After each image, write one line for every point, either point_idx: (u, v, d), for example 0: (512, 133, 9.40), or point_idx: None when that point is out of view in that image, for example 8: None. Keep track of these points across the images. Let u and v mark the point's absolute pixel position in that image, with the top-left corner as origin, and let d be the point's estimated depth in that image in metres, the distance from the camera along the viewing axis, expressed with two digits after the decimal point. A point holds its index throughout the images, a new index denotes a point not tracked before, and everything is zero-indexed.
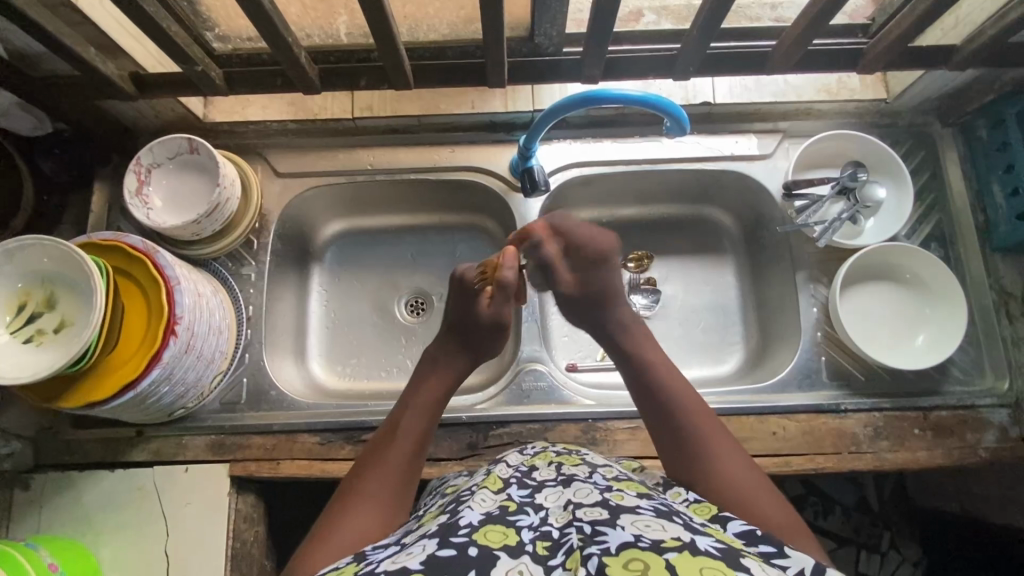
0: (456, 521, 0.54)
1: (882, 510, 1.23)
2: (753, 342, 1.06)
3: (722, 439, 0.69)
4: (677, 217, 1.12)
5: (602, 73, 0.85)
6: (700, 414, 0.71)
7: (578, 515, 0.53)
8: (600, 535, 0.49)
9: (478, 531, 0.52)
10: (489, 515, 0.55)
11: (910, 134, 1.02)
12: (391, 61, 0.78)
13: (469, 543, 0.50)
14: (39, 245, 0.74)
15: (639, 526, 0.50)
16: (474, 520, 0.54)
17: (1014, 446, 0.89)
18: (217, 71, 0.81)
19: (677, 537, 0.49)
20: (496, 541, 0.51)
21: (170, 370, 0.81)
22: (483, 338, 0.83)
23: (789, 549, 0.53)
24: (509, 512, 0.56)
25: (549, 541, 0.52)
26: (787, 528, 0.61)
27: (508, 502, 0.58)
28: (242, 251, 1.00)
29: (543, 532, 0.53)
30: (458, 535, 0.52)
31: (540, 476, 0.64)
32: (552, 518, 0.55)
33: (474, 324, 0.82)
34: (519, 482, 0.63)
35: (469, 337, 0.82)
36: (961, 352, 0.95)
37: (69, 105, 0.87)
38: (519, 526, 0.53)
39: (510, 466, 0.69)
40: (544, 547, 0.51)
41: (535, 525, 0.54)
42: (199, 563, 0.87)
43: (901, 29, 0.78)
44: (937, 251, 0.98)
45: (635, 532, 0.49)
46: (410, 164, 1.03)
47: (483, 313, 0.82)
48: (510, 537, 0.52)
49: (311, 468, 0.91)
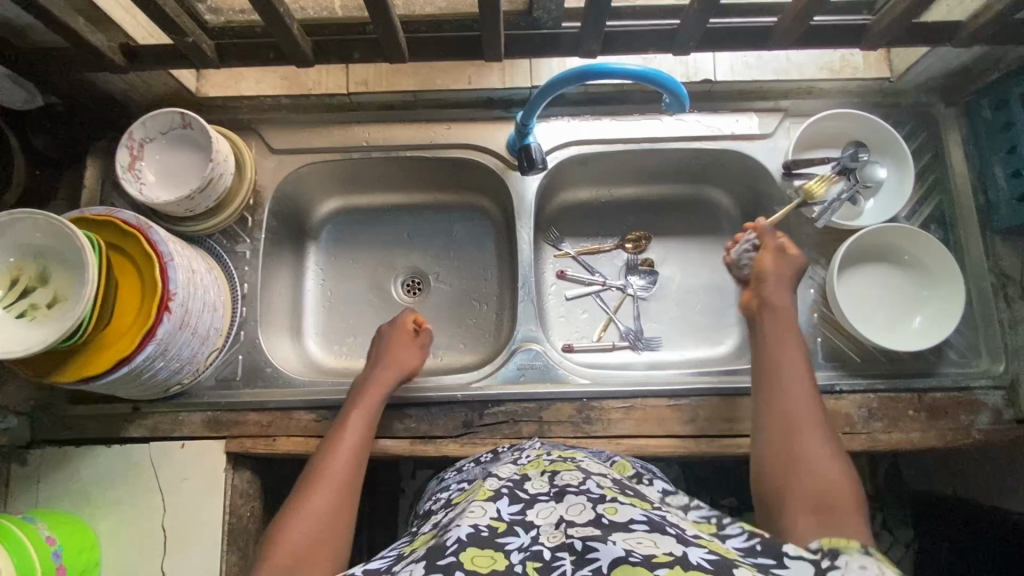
0: (445, 541, 0.55)
1: (875, 492, 1.24)
2: (750, 324, 1.06)
3: (812, 428, 0.72)
4: (676, 198, 1.11)
5: (601, 47, 0.83)
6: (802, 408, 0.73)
7: (570, 533, 0.54)
8: (592, 552, 0.51)
9: (466, 554, 0.52)
10: (477, 533, 0.55)
11: (912, 114, 1.00)
12: (385, 33, 0.77)
13: (456, 566, 0.51)
14: (30, 219, 0.73)
15: (630, 542, 0.52)
16: (461, 537, 0.55)
17: (1007, 428, 0.89)
18: (208, 43, 0.80)
19: (670, 552, 0.51)
20: (484, 566, 0.51)
21: (165, 346, 0.81)
22: (407, 356, 0.91)
23: (790, 559, 0.55)
24: (498, 534, 0.56)
25: (540, 561, 0.52)
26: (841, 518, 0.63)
27: (497, 521, 0.57)
28: (237, 228, 0.99)
29: (534, 552, 0.53)
30: (445, 557, 0.52)
31: (533, 488, 0.64)
32: (544, 537, 0.55)
33: (401, 344, 0.92)
34: (511, 495, 0.62)
35: (400, 353, 0.91)
36: (958, 334, 0.94)
37: (59, 78, 0.85)
38: (508, 550, 0.54)
39: (501, 477, 0.68)
40: (535, 569, 0.51)
41: (525, 546, 0.54)
42: (195, 537, 0.88)
43: (905, 4, 0.76)
44: (936, 233, 0.97)
45: (626, 546, 0.51)
46: (406, 141, 1.02)
47: (404, 335, 0.93)
48: (499, 561, 0.52)
49: (306, 445, 0.91)
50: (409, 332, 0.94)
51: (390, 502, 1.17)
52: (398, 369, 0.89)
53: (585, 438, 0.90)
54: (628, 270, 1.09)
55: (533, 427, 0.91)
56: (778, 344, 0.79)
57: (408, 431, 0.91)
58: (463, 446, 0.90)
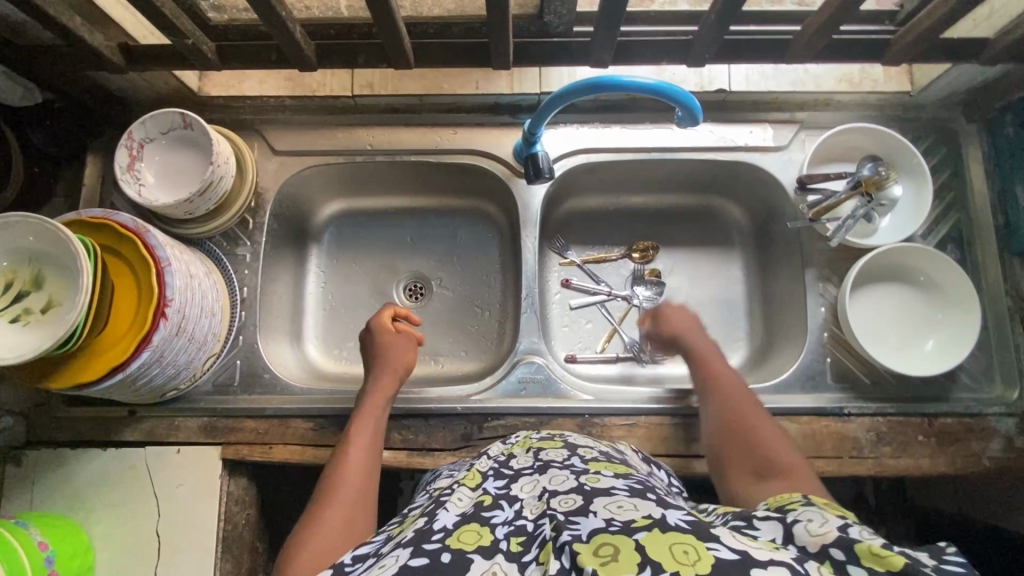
0: (432, 526, 0.53)
1: (877, 506, 1.23)
2: (757, 339, 1.04)
3: (760, 419, 0.75)
4: (686, 208, 1.09)
5: (613, 57, 0.80)
6: (746, 404, 0.77)
7: (552, 503, 0.53)
8: (573, 522, 0.49)
9: (452, 536, 0.51)
10: (464, 516, 0.55)
11: (933, 129, 0.97)
12: (390, 39, 0.75)
13: (443, 549, 0.49)
14: (23, 222, 0.72)
15: (610, 509, 0.50)
16: (449, 524, 0.53)
17: (1019, 456, 0.87)
18: (209, 44, 0.77)
19: (649, 515, 0.49)
20: (470, 543, 0.50)
21: (160, 353, 0.80)
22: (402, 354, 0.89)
23: (760, 519, 0.53)
24: (484, 508, 0.55)
25: (523, 535, 0.51)
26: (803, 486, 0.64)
27: (485, 497, 0.58)
28: (238, 231, 0.97)
29: (518, 527, 0.52)
30: (431, 542, 0.50)
31: (517, 464, 0.65)
32: (527, 510, 0.54)
33: (392, 343, 0.89)
34: (496, 474, 0.63)
35: (396, 350, 0.89)
36: (972, 358, 0.92)
37: (58, 76, 0.84)
38: (494, 524, 0.53)
39: (489, 458, 0.69)
40: (519, 542, 0.50)
41: (510, 520, 0.53)
42: (189, 543, 0.87)
43: (932, 20, 0.73)
44: (953, 253, 0.94)
45: (606, 516, 0.49)
46: (411, 145, 1.00)
47: (389, 335, 0.90)
48: (484, 537, 0.51)
49: (303, 454, 0.90)
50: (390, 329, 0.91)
51: (388, 506, 1.16)
52: (394, 370, 0.87)
53: None
54: (634, 280, 1.07)
55: None
56: (714, 359, 0.84)
57: (405, 443, 0.90)
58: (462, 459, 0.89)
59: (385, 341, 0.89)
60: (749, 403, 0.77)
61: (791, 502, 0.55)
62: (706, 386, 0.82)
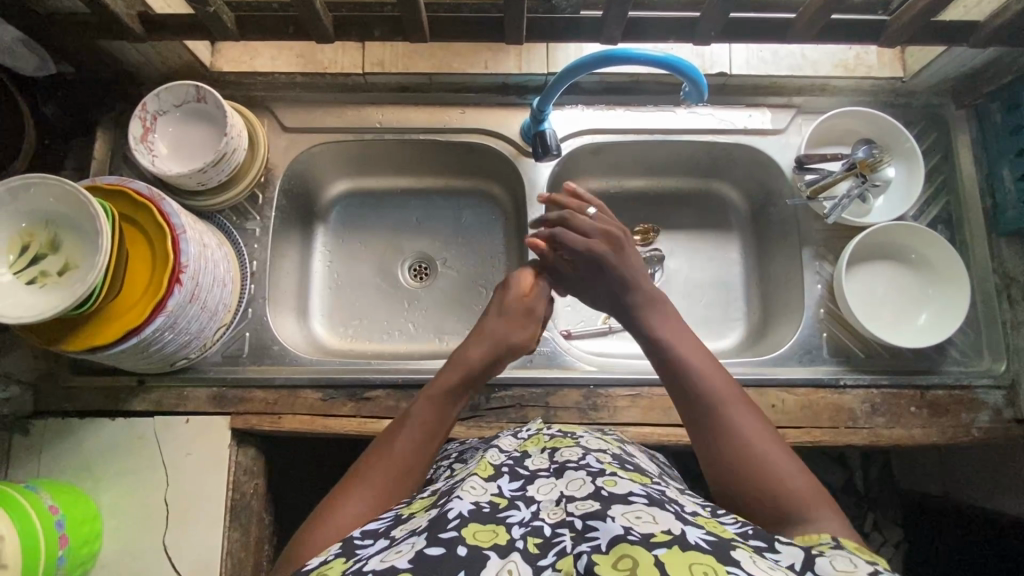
0: (445, 513, 0.54)
1: (866, 490, 1.25)
2: (754, 318, 1.07)
3: (738, 403, 0.68)
4: (686, 191, 1.12)
5: (622, 34, 0.83)
6: (724, 388, 0.70)
7: (570, 509, 0.54)
8: (591, 531, 0.50)
9: (467, 528, 0.52)
10: (479, 508, 0.55)
11: (923, 115, 1.01)
12: (408, 10, 0.77)
13: (458, 541, 0.50)
14: (44, 184, 0.73)
15: (629, 518, 0.51)
16: (463, 511, 0.54)
17: (1006, 427, 0.91)
18: (229, 14, 0.79)
19: (669, 530, 0.50)
20: (486, 541, 0.51)
21: (174, 319, 0.80)
22: (513, 331, 0.82)
23: (781, 543, 0.53)
24: (500, 509, 0.56)
25: (540, 537, 0.52)
26: (811, 500, 0.60)
27: (499, 496, 0.57)
28: (247, 205, 0.99)
29: (534, 528, 0.53)
30: (447, 531, 0.51)
31: (532, 464, 0.64)
32: (544, 513, 0.55)
33: (512, 314, 0.83)
34: (511, 473, 0.62)
35: (502, 328, 0.81)
36: (961, 333, 0.96)
37: (74, 44, 0.85)
38: (509, 523, 0.53)
39: (501, 451, 0.68)
40: (536, 544, 0.51)
41: (526, 520, 0.54)
42: (198, 511, 0.88)
43: (926, 3, 0.77)
44: (942, 233, 0.98)
45: (625, 524, 0.50)
46: (420, 124, 1.02)
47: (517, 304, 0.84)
48: (500, 536, 0.52)
49: (312, 423, 0.91)
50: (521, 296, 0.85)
51: None
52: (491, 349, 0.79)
53: (591, 424, 0.91)
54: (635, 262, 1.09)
55: (539, 412, 0.91)
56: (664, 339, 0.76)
57: None
58: (470, 429, 0.90)
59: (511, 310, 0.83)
60: (726, 384, 0.70)
61: (820, 542, 0.55)
62: (668, 369, 0.73)
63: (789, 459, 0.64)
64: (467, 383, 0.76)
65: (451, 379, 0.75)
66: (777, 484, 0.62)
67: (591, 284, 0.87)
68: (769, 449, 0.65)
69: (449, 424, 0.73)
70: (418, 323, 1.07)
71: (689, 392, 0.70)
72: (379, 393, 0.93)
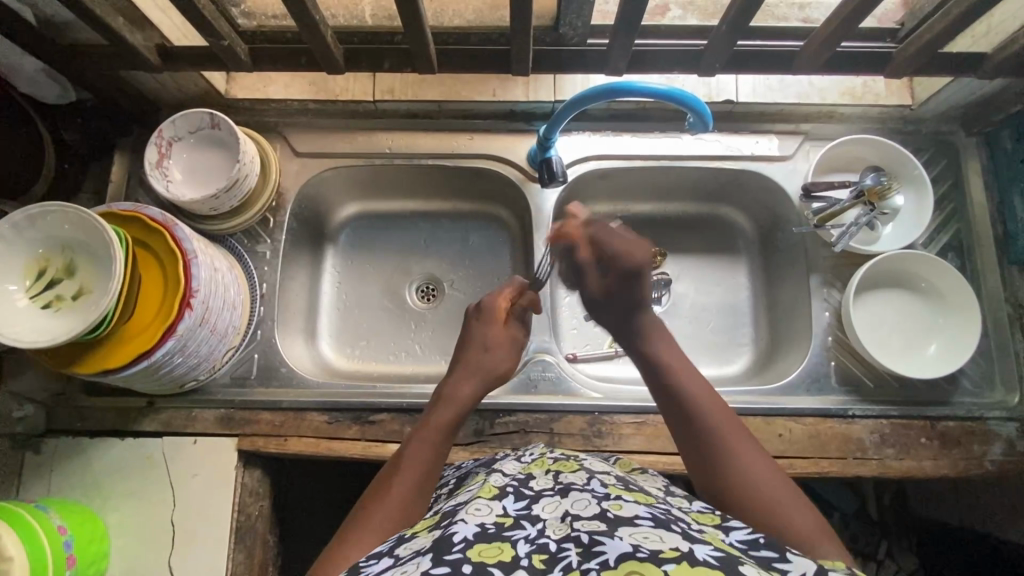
0: (451, 536, 0.54)
1: (881, 519, 1.22)
2: (762, 345, 1.06)
3: (739, 434, 0.69)
4: (693, 215, 1.12)
5: (628, 65, 0.85)
6: (721, 414, 0.70)
7: (576, 527, 0.54)
8: (598, 546, 0.50)
9: (473, 548, 0.52)
10: (485, 530, 0.55)
11: (932, 142, 1.01)
12: (417, 43, 0.79)
13: (464, 560, 0.51)
14: (61, 212, 0.75)
15: (637, 538, 0.51)
16: (469, 533, 0.54)
17: (1021, 459, 0.89)
18: (243, 46, 0.82)
19: (676, 548, 0.50)
20: (491, 557, 0.51)
21: (184, 342, 0.81)
22: (497, 359, 0.84)
23: (793, 553, 0.53)
24: (505, 528, 0.56)
25: (545, 553, 0.51)
26: (811, 531, 0.61)
27: (504, 516, 0.57)
28: (258, 229, 1.00)
29: (540, 545, 0.53)
30: (452, 552, 0.52)
31: (537, 486, 0.64)
32: (550, 530, 0.55)
33: (495, 344, 0.85)
34: (516, 492, 0.62)
35: (484, 359, 0.83)
36: (972, 363, 0.94)
37: (94, 74, 0.88)
38: (514, 540, 0.53)
39: (506, 475, 0.68)
40: (541, 560, 0.51)
41: (532, 538, 0.54)
42: (202, 531, 0.88)
43: (933, 34, 0.77)
44: (953, 261, 0.97)
45: (633, 542, 0.50)
46: (429, 149, 1.03)
47: (501, 331, 0.86)
48: (505, 552, 0.52)
49: (317, 446, 0.92)
50: (500, 319, 0.87)
51: None
52: (481, 376, 0.81)
53: (595, 451, 0.90)
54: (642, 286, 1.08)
55: (543, 438, 0.91)
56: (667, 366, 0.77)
57: None
58: (474, 454, 0.90)
59: (492, 336, 0.85)
60: (725, 413, 0.71)
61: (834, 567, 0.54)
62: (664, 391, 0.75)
63: (791, 489, 0.65)
64: (462, 419, 0.77)
65: (446, 415, 0.76)
66: (778, 512, 0.62)
67: (619, 304, 0.84)
68: (768, 475, 0.65)
69: (445, 455, 0.73)
70: (425, 345, 1.07)
71: (688, 417, 0.71)
72: (384, 416, 0.93)
